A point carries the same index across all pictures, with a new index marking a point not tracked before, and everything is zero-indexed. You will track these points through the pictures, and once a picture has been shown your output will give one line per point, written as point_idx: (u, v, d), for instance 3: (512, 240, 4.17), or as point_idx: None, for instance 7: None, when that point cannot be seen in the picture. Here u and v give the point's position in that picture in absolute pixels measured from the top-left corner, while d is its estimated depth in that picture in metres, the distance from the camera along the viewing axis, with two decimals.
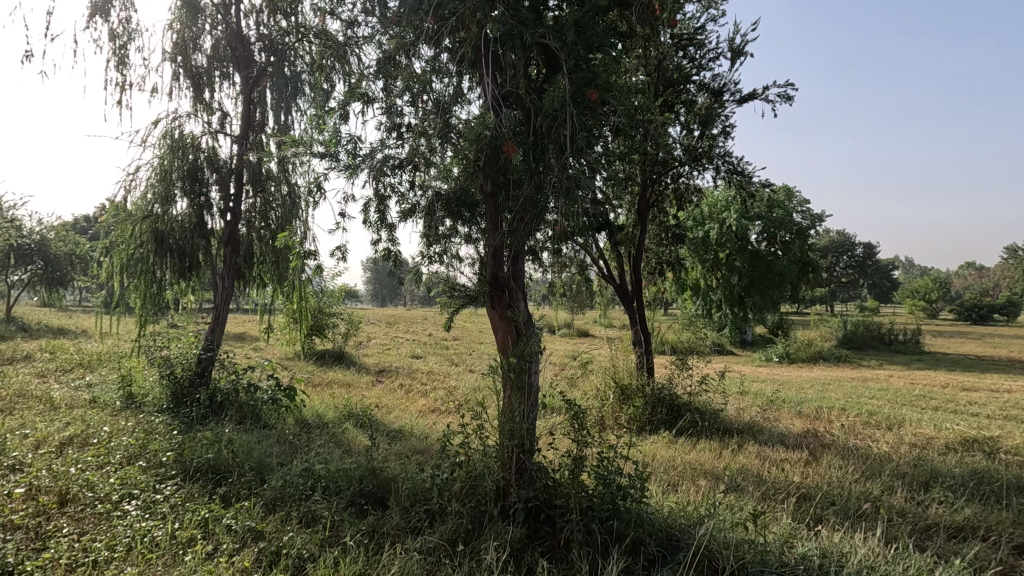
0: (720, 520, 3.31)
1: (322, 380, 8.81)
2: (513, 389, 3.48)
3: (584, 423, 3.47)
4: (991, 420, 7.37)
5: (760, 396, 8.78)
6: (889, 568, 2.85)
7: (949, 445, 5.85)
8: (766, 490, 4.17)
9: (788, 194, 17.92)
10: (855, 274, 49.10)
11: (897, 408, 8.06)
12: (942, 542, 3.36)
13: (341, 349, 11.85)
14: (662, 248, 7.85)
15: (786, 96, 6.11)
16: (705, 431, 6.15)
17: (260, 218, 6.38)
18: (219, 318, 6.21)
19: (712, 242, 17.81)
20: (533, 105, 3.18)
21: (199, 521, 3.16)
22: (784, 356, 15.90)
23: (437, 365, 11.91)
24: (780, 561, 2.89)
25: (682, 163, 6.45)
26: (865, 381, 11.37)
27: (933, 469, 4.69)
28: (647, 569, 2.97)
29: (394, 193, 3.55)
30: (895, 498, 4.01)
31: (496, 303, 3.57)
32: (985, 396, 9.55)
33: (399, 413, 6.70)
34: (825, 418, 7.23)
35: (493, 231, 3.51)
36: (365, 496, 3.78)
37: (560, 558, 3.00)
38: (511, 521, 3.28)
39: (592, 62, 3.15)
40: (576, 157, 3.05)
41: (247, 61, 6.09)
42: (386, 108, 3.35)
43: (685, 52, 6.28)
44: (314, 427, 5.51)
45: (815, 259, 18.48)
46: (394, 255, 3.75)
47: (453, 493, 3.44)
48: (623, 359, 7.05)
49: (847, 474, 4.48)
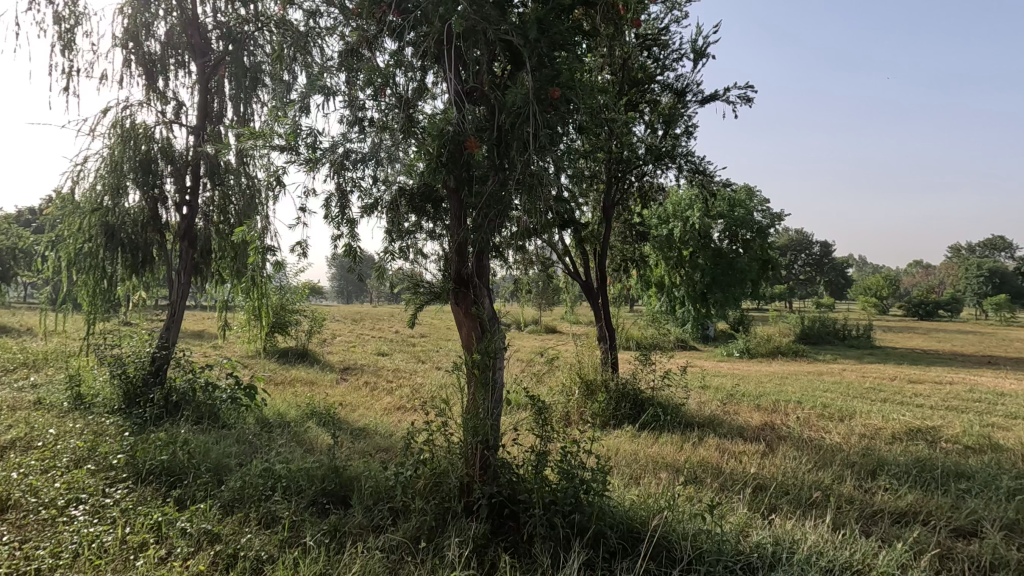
0: (679, 511, 3.38)
1: (285, 379, 8.63)
2: (477, 386, 3.49)
3: (547, 419, 3.49)
4: (934, 411, 7.78)
5: (721, 390, 9.02)
6: (837, 553, 2.98)
7: (895, 435, 6.14)
8: (722, 481, 4.30)
9: (749, 194, 18.48)
10: (812, 272, 50.95)
11: (848, 400, 8.42)
12: (886, 527, 3.53)
13: (304, 346, 11.62)
14: (626, 246, 7.98)
15: (746, 97, 6.28)
16: (667, 425, 6.28)
17: (219, 212, 6.18)
18: (174, 315, 6.00)
19: (676, 240, 18.21)
20: (498, 101, 3.17)
21: (152, 525, 3.06)
22: (744, 351, 16.38)
23: (404, 362, 11.83)
24: (736, 549, 2.99)
25: (646, 161, 6.56)
26: (819, 374, 11.82)
27: (880, 458, 4.93)
28: (608, 562, 3.01)
29: (356, 188, 3.51)
30: (845, 486, 4.19)
31: (460, 300, 3.56)
32: (929, 388, 10.08)
33: (363, 411, 6.61)
34: (781, 411, 7.48)
35: (457, 227, 3.51)
36: (327, 496, 3.72)
37: (523, 553, 3.03)
38: (475, 517, 3.28)
39: (555, 60, 3.17)
40: (539, 154, 3.07)
41: (204, 49, 5.88)
42: (348, 102, 3.29)
43: (649, 52, 6.36)
44: (275, 426, 5.40)
45: (775, 257, 19.13)
46: (355, 251, 3.71)
47: (416, 490, 3.43)
48: (588, 355, 7.17)
49: (801, 465, 4.66)
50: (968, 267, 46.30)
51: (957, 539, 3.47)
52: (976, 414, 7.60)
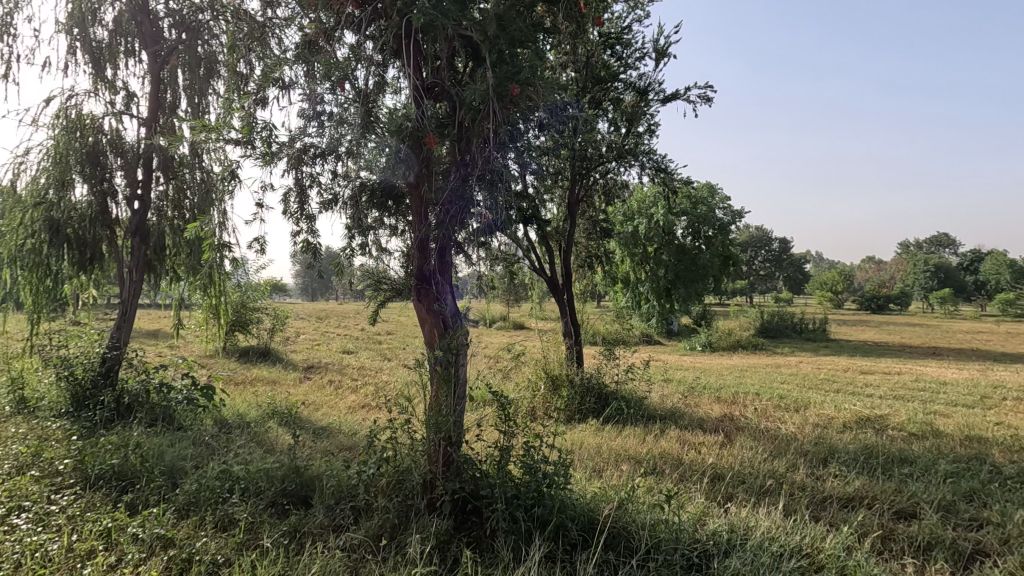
0: (638, 501, 3.46)
1: (245, 379, 8.40)
2: (440, 383, 3.49)
3: (510, 414, 3.50)
4: (882, 400, 8.16)
5: (682, 384, 9.24)
6: (787, 538, 3.09)
7: (845, 424, 6.41)
8: (682, 472, 4.40)
9: (711, 191, 19.00)
10: (772, 268, 52.60)
11: (804, 392, 8.74)
12: (834, 511, 3.69)
13: (267, 344, 11.36)
14: (591, 242, 8.09)
15: (705, 97, 6.45)
16: (630, 418, 6.39)
17: (173, 206, 5.98)
18: (126, 314, 5.77)
19: (641, 237, 18.54)
20: (459, 97, 3.14)
21: (101, 531, 2.95)
22: (706, 344, 16.79)
23: (369, 360, 11.65)
24: (693, 537, 3.08)
25: (610, 159, 6.63)
26: (778, 366, 12.23)
27: (832, 447, 5.14)
28: (569, 553, 3.05)
29: (315, 183, 3.46)
30: (798, 474, 4.35)
31: (423, 297, 3.52)
32: (879, 378, 10.57)
33: (327, 410, 6.52)
34: (740, 402, 7.72)
35: (419, 223, 3.47)
36: (288, 496, 3.65)
37: (486, 548, 3.04)
38: (437, 514, 3.27)
39: (516, 56, 3.15)
40: (499, 150, 3.07)
41: (156, 37, 5.64)
42: (306, 95, 3.23)
43: (612, 51, 6.43)
44: (234, 427, 5.27)
45: (736, 253, 19.68)
46: (314, 246, 3.67)
47: (379, 488, 3.41)
48: (554, 350, 7.23)
49: (757, 454, 4.82)
50: (915, 263, 48.59)
51: (900, 520, 3.65)
52: (922, 402, 7.99)
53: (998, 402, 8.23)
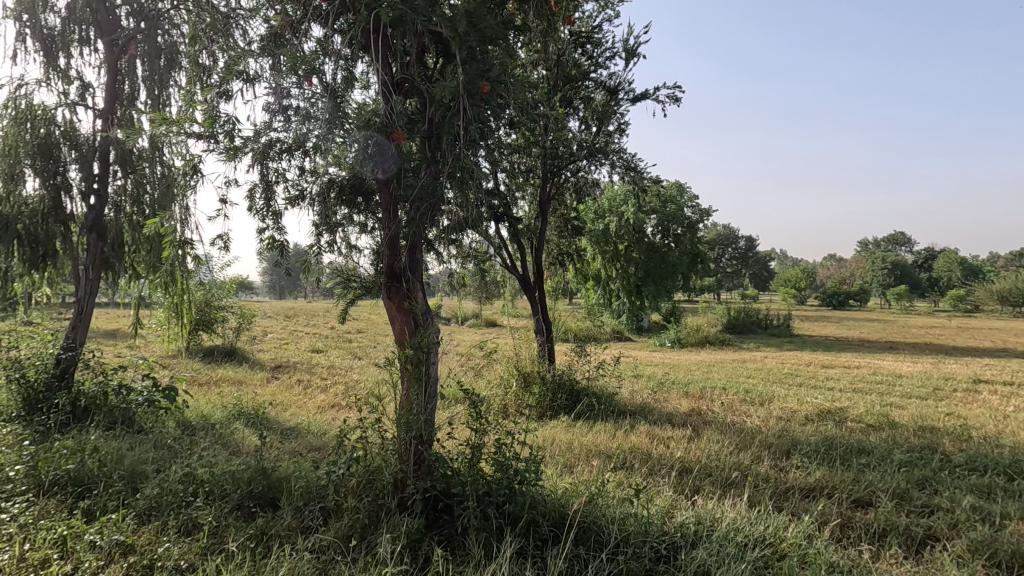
0: (608, 496, 3.51)
1: (209, 379, 8.18)
2: (411, 381, 3.46)
3: (482, 412, 3.50)
4: (842, 393, 8.45)
5: (652, 379, 9.40)
6: (751, 528, 3.18)
7: (807, 416, 6.62)
8: (650, 466, 4.48)
9: (680, 189, 19.34)
10: (738, 266, 53.86)
11: (768, 386, 8.99)
12: (796, 501, 3.82)
13: (232, 343, 11.08)
14: (562, 240, 8.15)
15: (674, 97, 6.56)
16: (601, 414, 6.47)
17: (131, 201, 5.76)
18: (82, 313, 5.54)
19: (612, 235, 18.75)
20: (429, 93, 3.11)
21: (56, 539, 2.84)
22: (675, 340, 17.10)
23: (339, 359, 11.48)
24: (661, 530, 3.14)
25: (581, 157, 6.68)
26: (744, 361, 12.54)
27: (794, 439, 5.31)
28: (540, 549, 3.07)
29: (282, 179, 3.39)
30: (762, 466, 4.48)
31: (393, 295, 3.49)
32: (839, 372, 10.94)
33: (295, 410, 6.40)
34: (708, 397, 7.89)
35: (389, 221, 3.43)
36: (255, 499, 3.57)
37: (457, 546, 3.04)
38: (408, 513, 3.25)
39: (486, 54, 3.14)
40: (470, 148, 3.05)
41: (112, 26, 5.43)
42: (272, 88, 3.16)
43: (583, 49, 6.47)
44: (198, 429, 5.13)
45: (704, 251, 20.08)
46: (280, 243, 3.60)
47: (349, 489, 3.37)
48: (526, 347, 7.26)
49: (723, 448, 4.94)
50: (873, 261, 50.43)
51: (857, 509, 3.79)
52: (879, 395, 8.31)
53: (948, 393, 8.63)
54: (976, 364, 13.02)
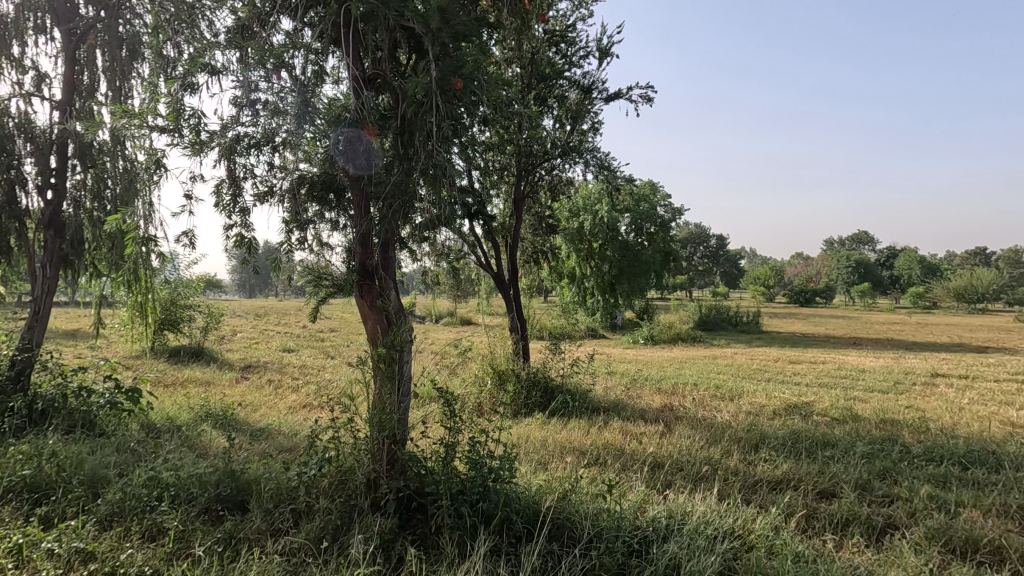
0: (581, 492, 3.54)
1: (175, 380, 7.97)
2: (384, 380, 3.43)
3: (456, 410, 3.48)
4: (809, 388, 8.69)
5: (625, 376, 9.51)
6: (721, 520, 3.24)
7: (775, 411, 6.79)
8: (623, 462, 4.53)
9: (653, 188, 19.60)
10: (710, 264, 54.87)
11: (738, 381, 9.19)
12: (764, 494, 3.91)
13: (200, 343, 10.80)
14: (537, 238, 8.17)
15: (646, 97, 6.64)
16: (575, 411, 6.52)
17: (92, 197, 5.55)
18: (40, 313, 5.33)
19: (586, 233, 18.91)
20: (401, 89, 3.08)
21: (11, 548, 2.71)
22: (648, 337, 17.34)
23: (311, 358, 11.31)
24: (633, 525, 3.18)
25: (555, 155, 6.70)
26: (715, 358, 12.79)
27: (762, 433, 5.43)
28: (514, 546, 3.08)
29: (250, 175, 3.32)
30: (732, 460, 4.58)
31: (365, 293, 3.44)
32: (806, 367, 11.25)
33: (266, 410, 6.28)
34: (680, 393, 8.02)
35: (361, 218, 3.38)
36: (222, 502, 3.48)
37: (431, 544, 3.02)
38: (381, 513, 3.22)
39: (459, 50, 3.12)
40: (443, 145, 3.03)
41: (70, 15, 5.24)
42: (239, 82, 3.09)
43: (557, 48, 6.49)
44: (163, 431, 4.99)
45: (676, 249, 20.39)
46: (249, 241, 3.52)
47: (321, 490, 3.32)
48: (501, 345, 7.26)
49: (694, 442, 5.03)
50: (838, 259, 51.95)
51: (821, 500, 3.90)
52: (844, 389, 8.57)
53: (908, 387, 8.95)
54: (933, 358, 13.54)
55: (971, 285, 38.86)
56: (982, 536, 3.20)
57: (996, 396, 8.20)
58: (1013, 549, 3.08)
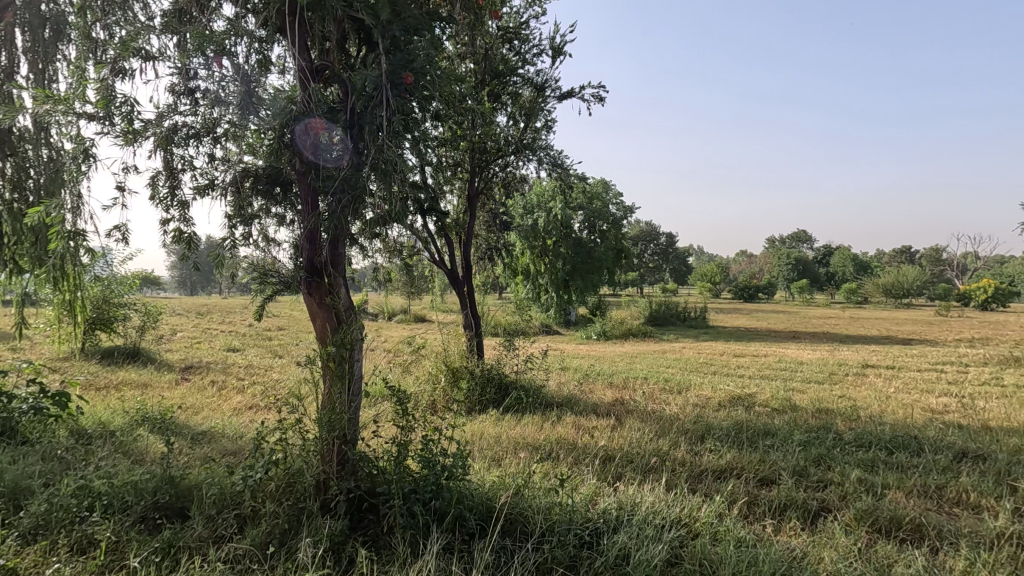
0: (534, 487, 3.58)
1: (108, 382, 7.52)
2: (334, 379, 3.35)
3: (408, 409, 3.44)
4: (751, 379, 9.09)
5: (578, 371, 9.67)
6: (668, 510, 3.35)
7: (720, 403, 7.05)
8: (576, 456, 4.60)
9: (605, 187, 19.97)
10: (660, 261, 56.39)
11: (686, 375, 9.50)
12: (709, 483, 4.07)
13: (136, 344, 10.23)
14: (491, 234, 8.16)
15: (598, 96, 6.75)
16: (529, 406, 6.57)
17: (12, 187, 5.15)
18: None
19: (540, 230, 19.09)
20: (349, 81, 3.01)
21: None
22: (601, 333, 17.67)
23: (258, 357, 10.93)
24: (585, 517, 3.24)
25: (509, 152, 6.71)
26: (664, 352, 13.17)
27: (708, 424, 5.64)
28: (466, 543, 3.07)
29: (189, 166, 3.17)
30: (679, 451, 4.73)
31: (313, 290, 3.35)
32: (749, 360, 11.75)
33: (208, 413, 6.01)
34: (631, 387, 8.22)
35: (309, 213, 3.28)
36: (160, 510, 3.30)
37: (382, 545, 2.98)
38: (331, 515, 3.15)
39: (410, 44, 3.07)
40: (394, 140, 2.97)
41: None
42: (176, 69, 2.94)
43: (511, 45, 6.49)
44: (95, 437, 4.70)
45: (628, 246, 20.85)
46: (188, 236, 3.37)
47: (267, 494, 3.21)
48: (455, 342, 7.23)
49: (644, 435, 5.17)
50: (779, 256, 54.45)
51: (762, 487, 4.09)
52: (783, 380, 9.01)
53: (841, 377, 9.49)
54: (863, 350, 14.46)
55: (897, 282, 41.55)
56: (905, 516, 3.43)
57: (918, 385, 8.81)
58: (931, 527, 3.33)
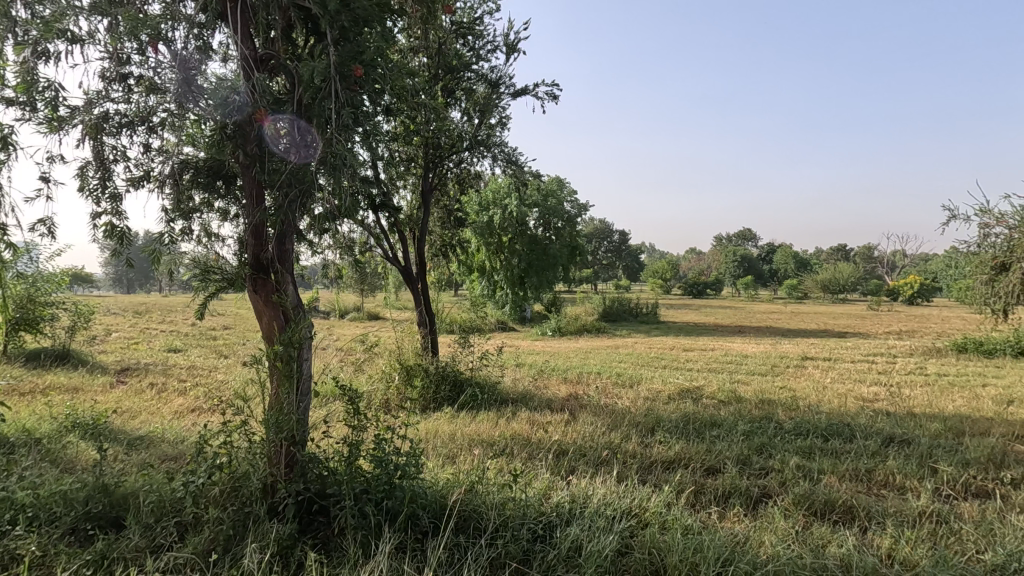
0: (488, 483, 3.59)
1: (33, 387, 7.02)
2: (282, 379, 3.25)
3: (360, 408, 3.37)
4: (699, 373, 9.40)
5: (533, 367, 9.74)
6: (620, 501, 3.43)
7: (670, 396, 7.26)
8: (530, 451, 4.63)
9: (560, 184, 20.19)
10: (613, 258, 57.47)
11: (638, 369, 9.73)
12: (658, 473, 4.19)
13: (65, 345, 9.59)
14: (446, 231, 8.10)
15: (552, 95, 6.80)
16: (484, 403, 6.57)
17: None
18: None
19: (496, 227, 19.11)
20: (296, 72, 2.91)
21: None
22: (556, 329, 17.85)
23: (201, 358, 10.46)
24: (538, 511, 3.27)
25: (464, 148, 6.68)
26: (617, 347, 13.42)
27: (658, 417, 5.79)
28: (420, 542, 3.04)
29: (122, 157, 3.00)
30: (631, 444, 4.84)
31: (259, 288, 3.23)
32: (697, 354, 12.15)
33: (146, 417, 5.71)
34: (584, 382, 8.35)
35: (254, 207, 3.16)
36: (93, 520, 3.11)
37: (333, 547, 2.92)
38: (279, 519, 3.05)
39: (360, 35, 2.99)
40: (344, 133, 2.88)
41: None
42: (107, 53, 2.78)
43: (465, 40, 6.45)
44: (18, 446, 4.38)
45: (582, 244, 21.15)
46: (122, 231, 3.18)
47: (210, 499, 3.07)
48: (409, 340, 7.14)
49: (597, 429, 5.26)
50: (727, 254, 56.45)
51: (709, 476, 4.24)
52: (729, 373, 9.36)
53: (782, 369, 9.96)
54: (803, 343, 15.18)
55: (835, 279, 43.78)
56: (838, 499, 3.64)
57: (852, 375, 9.35)
58: (861, 508, 3.54)
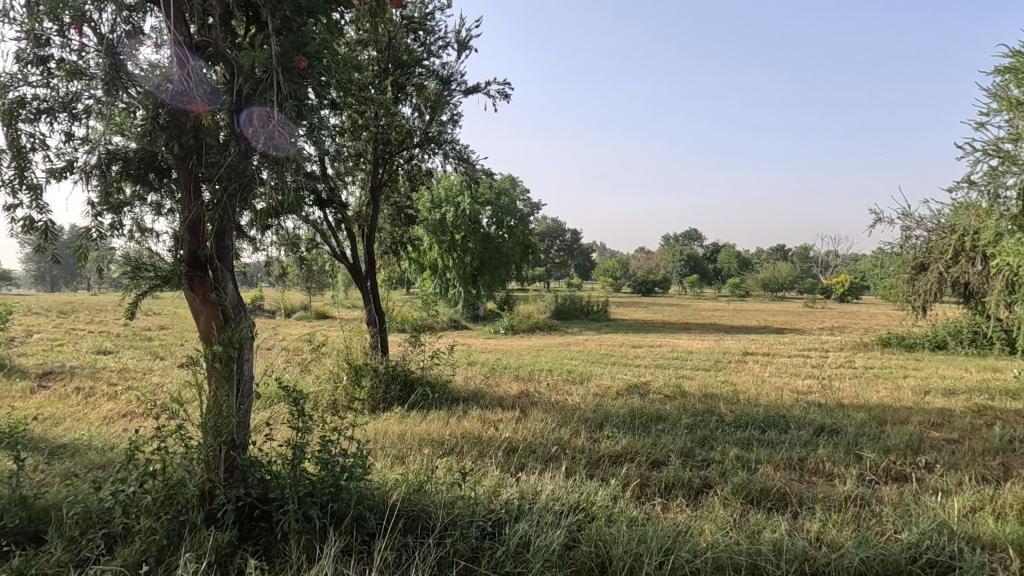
0: (436, 482, 3.56)
1: None
2: (221, 381, 3.12)
3: (304, 409, 3.26)
4: (646, 369, 9.66)
5: (485, 365, 9.74)
6: (568, 496, 3.48)
7: (618, 392, 7.42)
8: (480, 450, 4.63)
9: (513, 183, 20.28)
10: (565, 256, 58.18)
11: (588, 366, 9.89)
12: (605, 468, 4.28)
13: None
14: (395, 229, 7.98)
15: (503, 94, 6.81)
16: (434, 403, 6.52)
17: None
18: None
19: (448, 225, 19.01)
20: (235, 62, 2.79)
21: None
22: (508, 327, 17.91)
23: (133, 360, 9.89)
24: (487, 509, 3.28)
25: (414, 145, 6.60)
26: (568, 345, 13.61)
27: (606, 413, 5.91)
28: (367, 543, 3.00)
29: (42, 146, 2.80)
30: (579, 439, 4.92)
31: (196, 286, 3.09)
32: (645, 351, 12.48)
33: (71, 424, 5.35)
34: (535, 379, 8.42)
35: (190, 201, 3.02)
36: (8, 536, 2.88)
37: (276, 553, 2.83)
38: (218, 526, 2.93)
39: (304, 26, 2.87)
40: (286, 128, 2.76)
41: None
42: (23, 34, 2.59)
43: (415, 35, 6.35)
44: None
45: (535, 242, 21.32)
46: (42, 225, 2.97)
47: (142, 508, 2.92)
48: (357, 340, 6.99)
49: (547, 425, 5.32)
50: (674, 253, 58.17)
51: (653, 468, 4.37)
52: (675, 369, 9.66)
53: (724, 365, 10.36)
54: (744, 339, 15.84)
55: (774, 278, 45.88)
56: (773, 487, 3.82)
57: (788, 369, 9.84)
58: (793, 495, 3.74)
